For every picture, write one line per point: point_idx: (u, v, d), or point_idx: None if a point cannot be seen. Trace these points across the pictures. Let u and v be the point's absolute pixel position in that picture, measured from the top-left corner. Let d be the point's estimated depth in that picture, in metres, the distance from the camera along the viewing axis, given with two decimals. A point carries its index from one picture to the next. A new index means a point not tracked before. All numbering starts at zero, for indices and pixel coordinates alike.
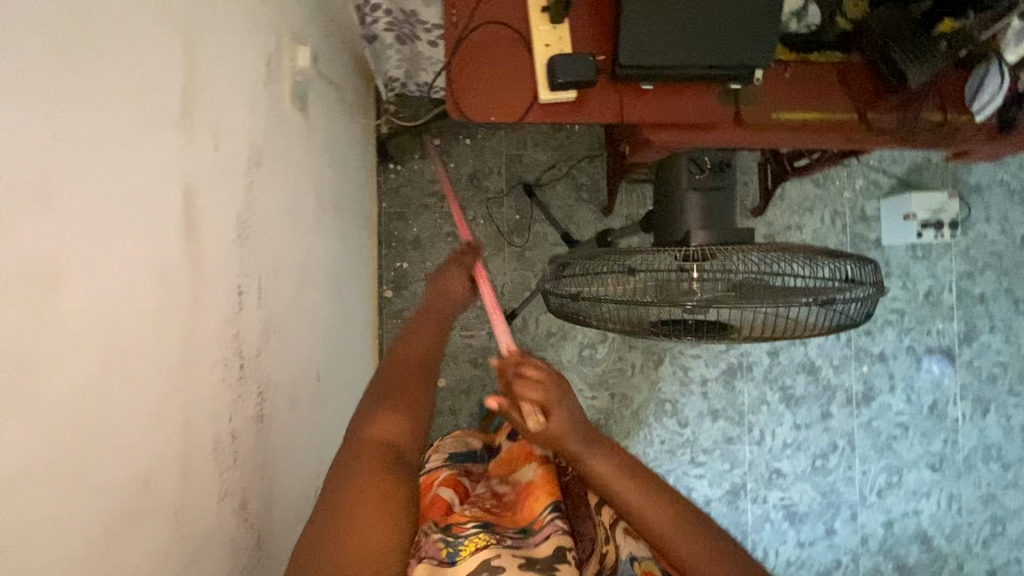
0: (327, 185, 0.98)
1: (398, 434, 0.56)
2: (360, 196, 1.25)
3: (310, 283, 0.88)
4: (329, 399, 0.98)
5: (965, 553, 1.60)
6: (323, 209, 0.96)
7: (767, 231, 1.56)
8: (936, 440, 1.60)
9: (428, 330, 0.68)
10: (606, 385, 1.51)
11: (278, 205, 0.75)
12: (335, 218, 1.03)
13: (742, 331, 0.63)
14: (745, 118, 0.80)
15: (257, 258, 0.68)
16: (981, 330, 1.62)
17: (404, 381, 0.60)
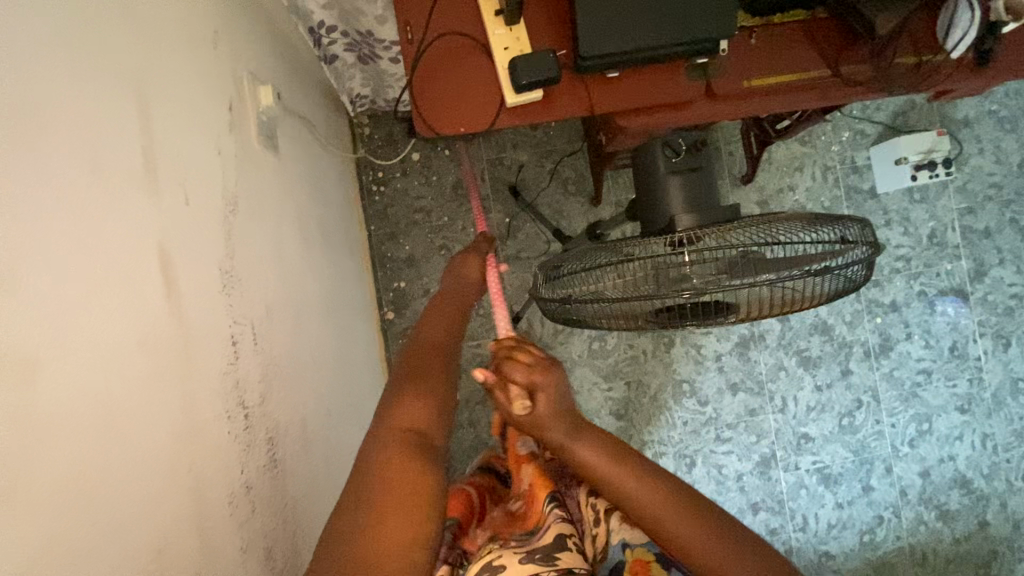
0: (311, 219, 0.98)
1: (421, 424, 0.54)
2: (347, 223, 1.24)
3: (306, 319, 0.88)
4: (344, 430, 0.97)
5: (1007, 490, 1.58)
6: (309, 242, 0.95)
7: (760, 197, 1.54)
8: (961, 381, 1.58)
9: (440, 332, 0.67)
10: (620, 374, 1.50)
11: (261, 248, 0.75)
12: (323, 251, 1.03)
13: (741, 308, 0.63)
14: (715, 91, 0.79)
15: (247, 304, 0.67)
16: (991, 264, 1.59)
17: (421, 367, 0.60)
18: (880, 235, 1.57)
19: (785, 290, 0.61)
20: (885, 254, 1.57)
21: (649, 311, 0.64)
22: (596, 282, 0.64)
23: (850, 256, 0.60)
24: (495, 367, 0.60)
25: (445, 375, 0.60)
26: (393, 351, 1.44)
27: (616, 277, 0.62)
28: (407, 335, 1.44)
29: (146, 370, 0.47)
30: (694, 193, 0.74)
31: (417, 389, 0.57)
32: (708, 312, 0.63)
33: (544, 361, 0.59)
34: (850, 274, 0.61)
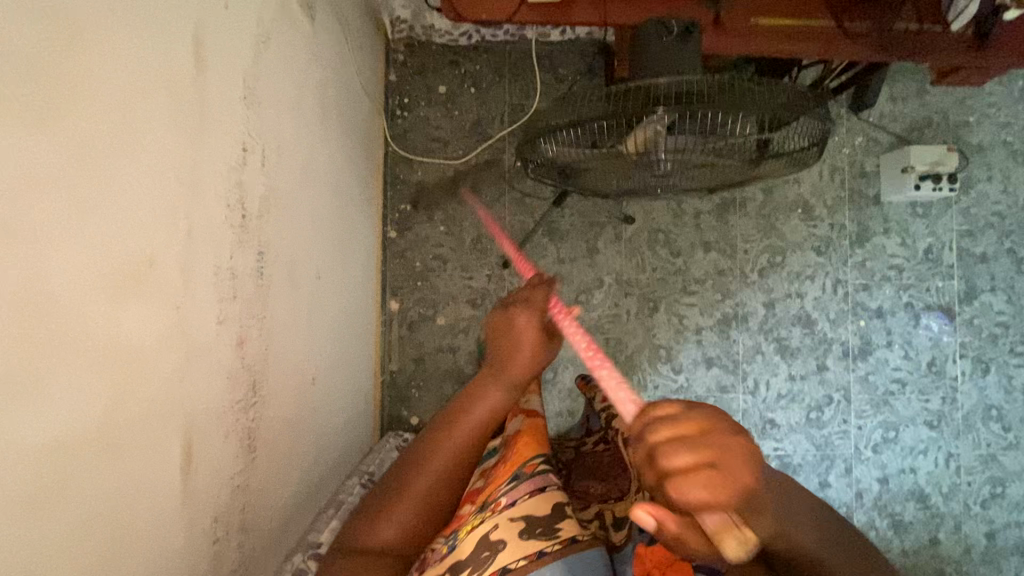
0: (334, 101, 1.04)
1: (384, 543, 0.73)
2: (366, 130, 1.31)
3: (313, 181, 0.94)
4: (329, 298, 1.03)
5: (964, 513, 1.59)
6: (329, 119, 1.02)
7: (765, 184, 1.59)
8: (935, 397, 1.60)
9: (446, 450, 0.78)
10: (601, 330, 1.55)
11: (286, 92, 0.82)
12: (342, 137, 1.10)
13: (709, 162, 0.80)
14: (725, 23, 0.91)
15: (263, 127, 0.74)
16: (982, 289, 1.62)
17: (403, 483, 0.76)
18: (876, 241, 1.61)
19: (745, 148, 0.77)
20: (879, 261, 1.61)
21: (625, 166, 0.81)
22: (576, 148, 0.79)
23: (806, 122, 0.75)
24: (667, 501, 0.41)
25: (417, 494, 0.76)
26: (390, 269, 1.51)
27: (578, 139, 0.77)
28: (405, 256, 1.51)
29: (167, 117, 0.53)
30: (667, 69, 0.80)
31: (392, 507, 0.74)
32: (680, 167, 0.80)
33: (721, 436, 0.40)
34: (801, 132, 0.77)
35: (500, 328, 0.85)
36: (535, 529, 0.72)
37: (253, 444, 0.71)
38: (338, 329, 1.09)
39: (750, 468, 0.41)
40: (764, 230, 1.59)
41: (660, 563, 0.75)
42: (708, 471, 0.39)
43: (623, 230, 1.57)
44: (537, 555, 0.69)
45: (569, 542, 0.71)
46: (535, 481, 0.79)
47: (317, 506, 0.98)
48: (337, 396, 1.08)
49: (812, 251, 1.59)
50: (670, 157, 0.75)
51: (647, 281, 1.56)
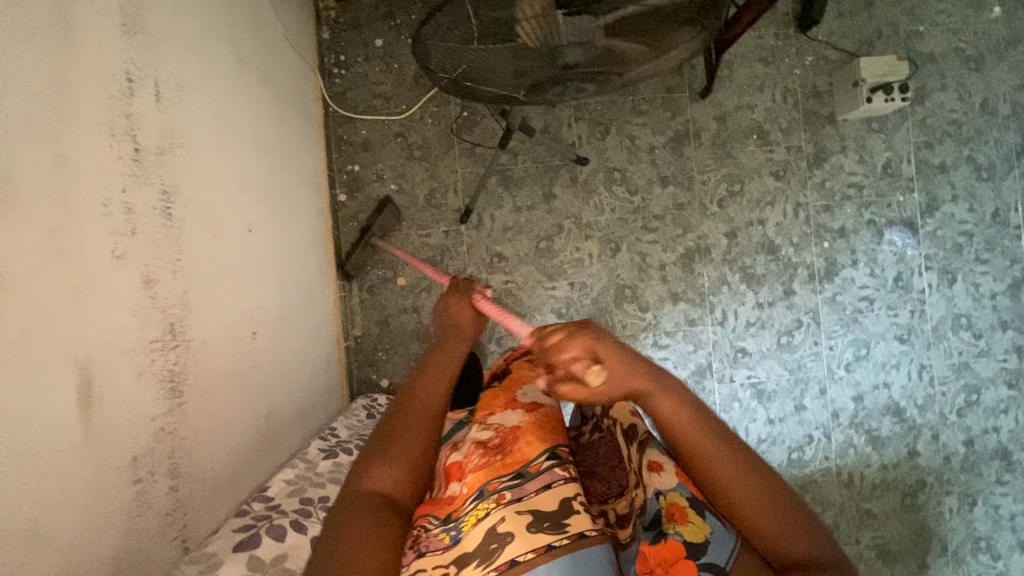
0: (249, 46, 1.01)
1: (390, 485, 0.66)
2: (297, 85, 1.27)
3: (231, 129, 0.91)
4: (265, 252, 1.00)
5: (940, 423, 1.61)
6: (245, 65, 0.98)
7: (717, 113, 1.57)
8: (903, 312, 1.60)
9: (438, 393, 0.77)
10: (564, 275, 1.53)
11: (181, 28, 0.78)
12: (264, 88, 1.07)
13: (608, 48, 0.83)
14: None
15: (155, 61, 0.70)
16: (943, 200, 1.61)
17: (408, 431, 0.71)
18: (834, 161, 1.59)
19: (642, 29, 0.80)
20: (838, 180, 1.59)
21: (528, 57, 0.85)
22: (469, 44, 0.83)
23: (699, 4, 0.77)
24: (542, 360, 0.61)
25: (426, 437, 0.72)
26: (343, 233, 1.48)
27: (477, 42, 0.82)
28: (358, 218, 1.48)
29: (15, 30, 0.50)
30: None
31: (395, 451, 0.69)
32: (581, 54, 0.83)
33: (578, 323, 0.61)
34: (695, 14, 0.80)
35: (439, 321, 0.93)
36: (545, 523, 0.71)
37: (180, 383, 0.69)
38: (280, 284, 1.06)
39: (598, 338, 0.60)
40: (720, 159, 1.57)
41: (665, 561, 0.69)
42: (561, 331, 0.59)
43: (579, 173, 1.55)
44: (546, 548, 0.68)
45: (577, 536, 0.70)
46: (541, 480, 0.77)
47: (274, 463, 0.96)
48: (287, 352, 1.06)
49: (770, 176, 1.58)
50: (569, 45, 0.81)
51: (606, 223, 1.55)
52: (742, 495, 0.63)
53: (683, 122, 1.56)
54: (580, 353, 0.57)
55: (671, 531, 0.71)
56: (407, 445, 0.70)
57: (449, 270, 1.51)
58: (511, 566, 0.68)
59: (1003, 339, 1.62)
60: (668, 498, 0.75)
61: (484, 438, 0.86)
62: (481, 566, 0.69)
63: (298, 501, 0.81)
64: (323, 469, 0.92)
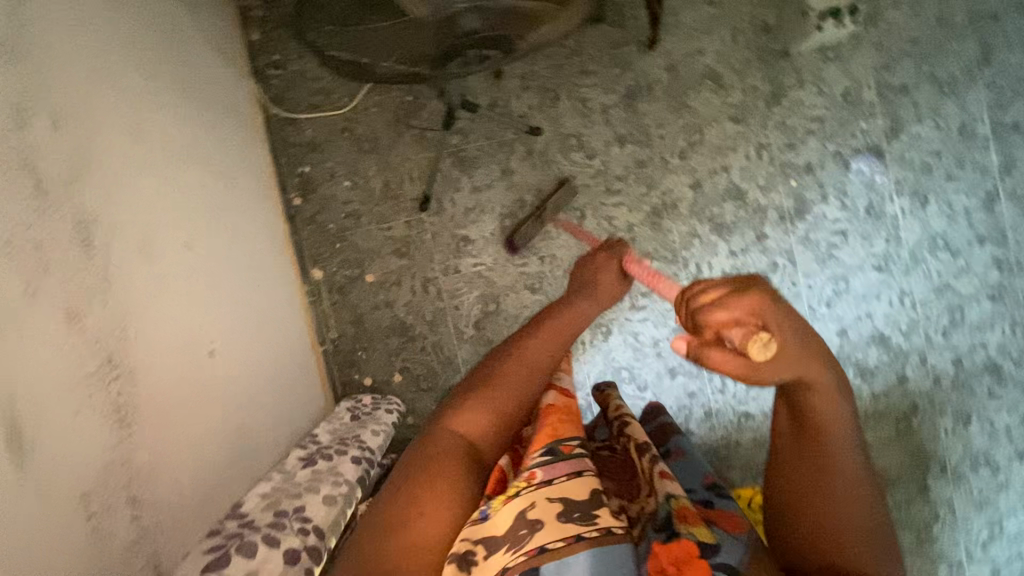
0: (163, 57, 0.98)
1: (477, 433, 0.83)
2: (226, 94, 1.24)
3: (153, 148, 0.89)
4: (211, 270, 0.99)
5: (927, 345, 1.61)
6: (161, 77, 0.96)
7: (667, 63, 1.52)
8: (878, 240, 1.59)
9: (537, 355, 0.91)
10: (533, 250, 1.51)
11: (76, 50, 0.75)
12: (188, 98, 1.05)
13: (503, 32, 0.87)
14: None
15: (48, 86, 0.68)
16: (908, 121, 1.58)
17: (499, 386, 0.87)
18: (793, 96, 1.55)
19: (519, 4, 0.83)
20: (799, 115, 1.56)
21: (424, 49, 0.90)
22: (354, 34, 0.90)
23: None
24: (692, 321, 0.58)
25: (516, 392, 0.87)
26: (304, 236, 1.46)
27: (369, 17, 0.87)
28: (317, 220, 1.46)
29: None
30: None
31: (482, 402, 0.85)
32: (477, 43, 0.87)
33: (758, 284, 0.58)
34: None
35: (592, 277, 1.03)
36: (573, 513, 0.70)
37: (129, 411, 0.70)
38: (234, 296, 1.06)
39: (778, 308, 0.57)
40: (676, 110, 1.53)
41: (676, 561, 0.68)
42: (738, 290, 0.57)
43: (534, 144, 1.51)
44: (577, 538, 0.68)
45: (606, 530, 0.69)
46: (573, 463, 0.76)
47: (253, 476, 0.97)
48: (252, 364, 1.06)
49: (729, 120, 1.54)
50: (466, 11, 0.78)
51: (569, 191, 1.52)
52: (851, 503, 0.69)
53: (634, 76, 1.52)
54: (744, 315, 0.56)
55: (683, 531, 0.71)
56: (495, 399, 0.85)
57: (417, 260, 1.49)
58: (540, 553, 0.67)
59: (981, 254, 1.61)
60: (680, 501, 0.75)
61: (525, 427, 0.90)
62: (513, 549, 0.68)
63: (273, 514, 0.81)
64: (300, 478, 0.92)
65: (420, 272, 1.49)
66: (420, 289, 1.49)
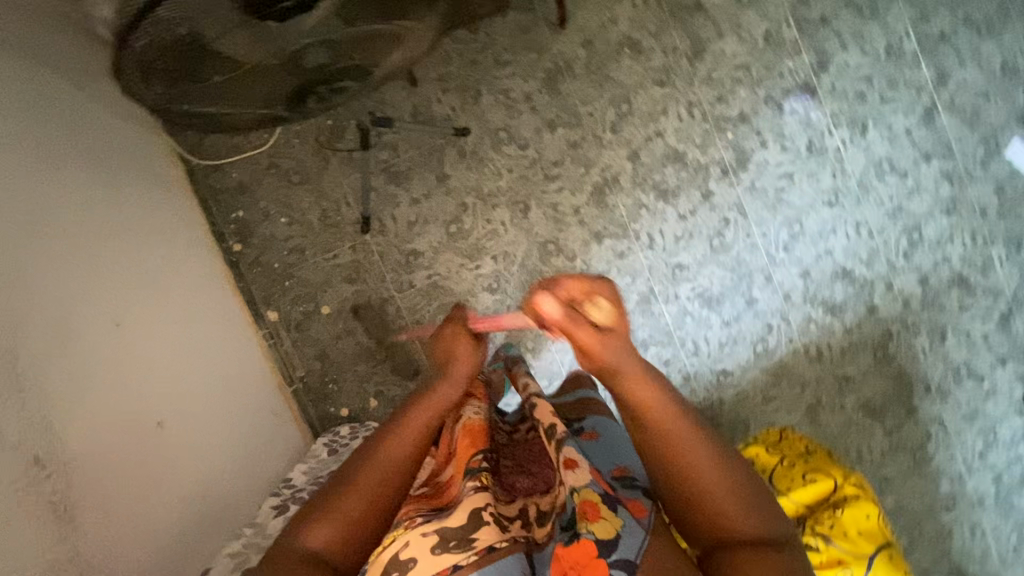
0: (53, 144, 1.02)
1: (324, 545, 0.77)
2: (142, 160, 1.28)
3: (56, 240, 0.95)
4: (145, 342, 1.06)
5: (890, 271, 1.60)
6: (53, 164, 1.00)
7: (583, 38, 1.50)
8: (825, 176, 1.57)
9: (396, 448, 0.87)
10: (484, 250, 1.50)
11: None
12: (88, 177, 1.08)
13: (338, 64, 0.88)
14: None
15: None
16: (833, 51, 1.56)
17: (350, 485, 0.82)
18: (715, 48, 1.53)
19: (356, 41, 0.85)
20: (724, 67, 1.53)
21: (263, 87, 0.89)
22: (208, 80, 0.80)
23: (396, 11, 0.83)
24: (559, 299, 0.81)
25: (377, 487, 0.83)
26: (251, 281, 1.44)
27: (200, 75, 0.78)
28: (261, 262, 1.44)
29: None
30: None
31: (329, 509, 0.80)
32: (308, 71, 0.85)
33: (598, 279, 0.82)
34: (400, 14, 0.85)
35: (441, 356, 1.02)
36: (450, 543, 0.84)
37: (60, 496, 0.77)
38: (174, 357, 1.12)
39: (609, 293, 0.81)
40: (600, 84, 1.51)
41: (575, 563, 0.79)
42: (576, 284, 0.82)
43: (465, 145, 1.49)
44: (454, 568, 0.80)
45: (486, 551, 0.83)
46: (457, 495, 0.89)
47: (221, 526, 1.07)
48: (201, 419, 1.11)
49: (655, 84, 1.52)
50: (309, 45, 0.78)
51: (508, 185, 1.50)
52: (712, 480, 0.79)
53: (552, 58, 1.49)
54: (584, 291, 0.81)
55: (584, 531, 0.81)
56: (348, 503, 0.81)
57: (370, 283, 1.48)
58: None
59: (929, 170, 1.60)
60: (584, 495, 0.85)
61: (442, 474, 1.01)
62: None
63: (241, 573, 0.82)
64: None
65: (375, 295, 1.47)
66: (377, 311, 1.48)
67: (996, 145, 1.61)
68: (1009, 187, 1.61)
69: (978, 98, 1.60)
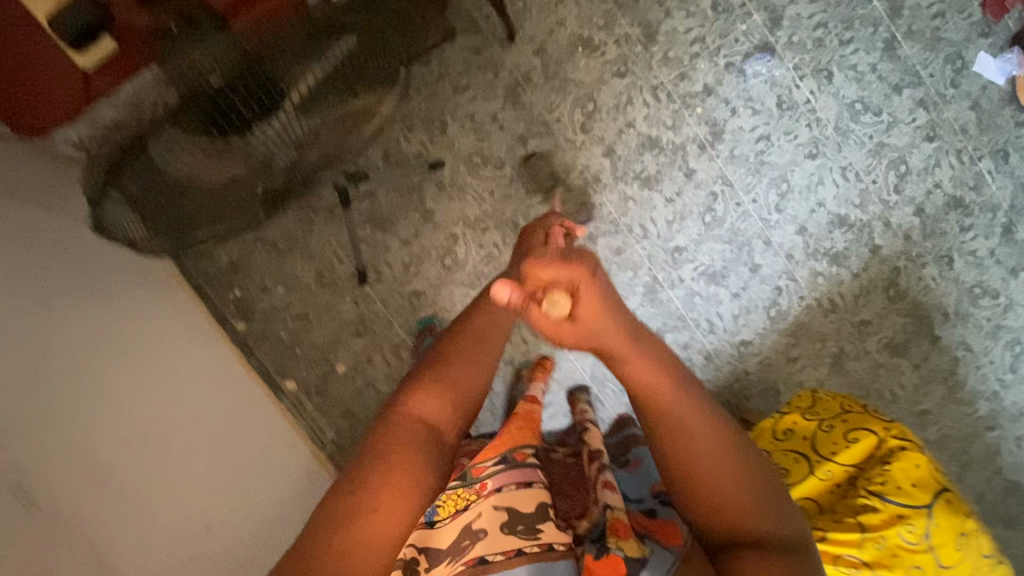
0: (35, 279, 1.01)
1: (435, 420, 0.79)
2: (142, 272, 1.30)
3: (74, 371, 0.98)
4: (179, 449, 1.08)
5: (885, 209, 1.60)
6: (39, 299, 1.00)
7: (534, 47, 1.49)
8: (800, 130, 1.57)
9: (489, 348, 0.89)
10: (483, 276, 1.50)
11: None
12: (76, 301, 1.09)
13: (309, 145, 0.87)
14: None
15: None
16: (782, 6, 1.55)
17: (452, 369, 0.84)
18: (665, 29, 1.52)
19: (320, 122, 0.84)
20: (678, 44, 1.53)
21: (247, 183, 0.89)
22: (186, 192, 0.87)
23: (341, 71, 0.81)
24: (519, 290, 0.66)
25: (472, 377, 0.85)
26: (263, 355, 1.43)
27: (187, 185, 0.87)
28: (269, 335, 1.43)
29: None
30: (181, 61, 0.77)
31: (441, 382, 0.82)
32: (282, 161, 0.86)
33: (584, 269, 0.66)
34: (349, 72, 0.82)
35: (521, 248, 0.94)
36: (518, 526, 0.88)
37: None
38: (200, 456, 1.12)
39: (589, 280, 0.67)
40: (561, 89, 1.50)
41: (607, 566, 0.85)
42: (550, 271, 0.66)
43: (442, 177, 1.49)
44: (517, 552, 0.84)
45: (547, 546, 0.86)
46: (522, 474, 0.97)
47: None
48: (247, 511, 1.14)
49: (615, 76, 1.52)
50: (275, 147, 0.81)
51: (493, 207, 1.50)
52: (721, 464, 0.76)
53: (508, 74, 1.49)
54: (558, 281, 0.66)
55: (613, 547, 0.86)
56: (454, 384, 0.82)
57: (379, 332, 1.48)
58: (480, 562, 0.84)
59: (902, 101, 1.60)
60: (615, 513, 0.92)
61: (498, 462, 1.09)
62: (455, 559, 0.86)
63: None
64: None
65: (386, 342, 1.48)
66: (392, 357, 1.48)
67: (963, 62, 1.60)
68: (984, 101, 1.60)
69: (934, 21, 1.59)
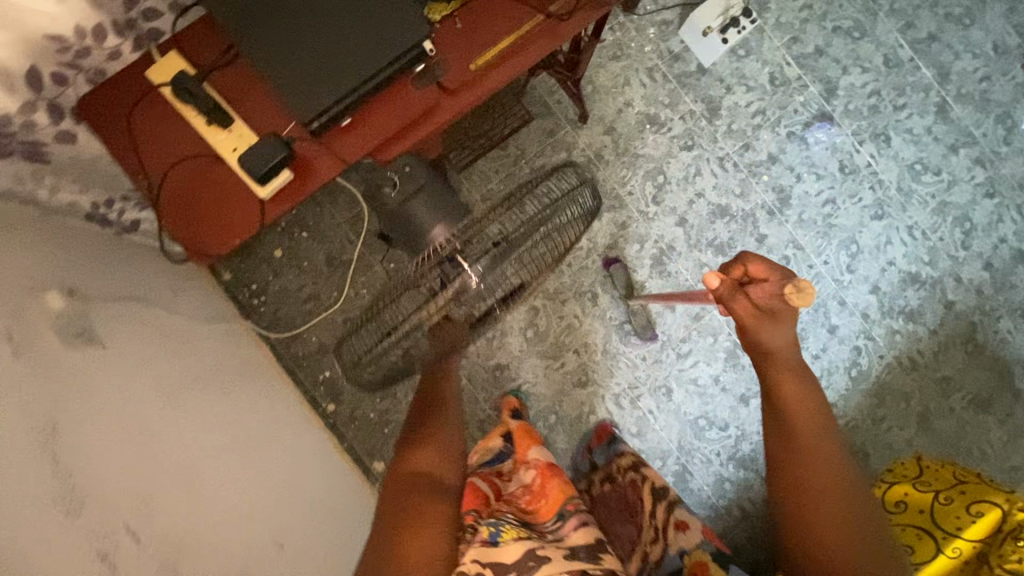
0: (189, 388, 1.01)
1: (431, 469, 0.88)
2: (245, 362, 1.29)
3: (224, 475, 0.96)
4: (303, 551, 1.05)
5: (954, 264, 1.62)
6: (197, 408, 1.00)
7: (605, 126, 1.56)
8: (865, 192, 1.61)
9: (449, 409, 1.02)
10: (565, 347, 1.51)
11: (140, 440, 0.82)
12: (225, 408, 1.08)
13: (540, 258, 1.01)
14: (446, 85, 0.96)
15: (140, 501, 0.76)
16: (837, 77, 1.63)
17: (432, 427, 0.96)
18: (727, 103, 1.60)
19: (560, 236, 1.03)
20: (741, 117, 1.60)
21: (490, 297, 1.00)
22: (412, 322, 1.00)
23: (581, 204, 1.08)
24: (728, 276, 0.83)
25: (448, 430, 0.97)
26: (352, 437, 1.41)
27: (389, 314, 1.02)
28: (357, 416, 1.42)
29: None
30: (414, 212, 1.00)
31: (427, 441, 0.93)
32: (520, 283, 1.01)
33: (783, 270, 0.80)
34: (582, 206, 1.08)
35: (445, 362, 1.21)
36: (579, 551, 0.84)
37: None
38: (320, 555, 1.09)
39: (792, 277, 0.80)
40: (632, 164, 1.56)
41: None
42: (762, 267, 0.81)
43: None
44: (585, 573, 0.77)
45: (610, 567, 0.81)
46: (579, 515, 0.94)
47: None
48: None
49: (683, 150, 1.58)
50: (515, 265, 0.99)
51: (572, 279, 1.53)
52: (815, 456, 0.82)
53: (581, 152, 1.55)
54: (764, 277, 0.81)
55: None
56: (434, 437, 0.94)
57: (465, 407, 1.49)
58: None
59: (959, 160, 1.64)
60: (693, 558, 0.97)
61: (526, 482, 1.09)
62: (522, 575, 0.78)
63: None
64: None
65: (473, 417, 1.48)
66: (478, 434, 1.49)
67: (1013, 122, 1.66)
68: None
69: (982, 84, 1.65)
